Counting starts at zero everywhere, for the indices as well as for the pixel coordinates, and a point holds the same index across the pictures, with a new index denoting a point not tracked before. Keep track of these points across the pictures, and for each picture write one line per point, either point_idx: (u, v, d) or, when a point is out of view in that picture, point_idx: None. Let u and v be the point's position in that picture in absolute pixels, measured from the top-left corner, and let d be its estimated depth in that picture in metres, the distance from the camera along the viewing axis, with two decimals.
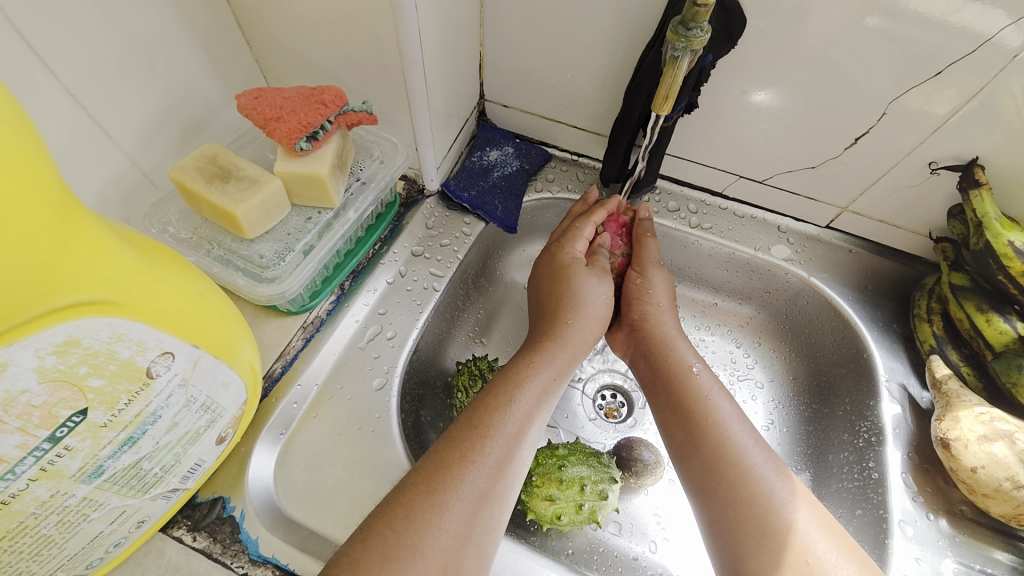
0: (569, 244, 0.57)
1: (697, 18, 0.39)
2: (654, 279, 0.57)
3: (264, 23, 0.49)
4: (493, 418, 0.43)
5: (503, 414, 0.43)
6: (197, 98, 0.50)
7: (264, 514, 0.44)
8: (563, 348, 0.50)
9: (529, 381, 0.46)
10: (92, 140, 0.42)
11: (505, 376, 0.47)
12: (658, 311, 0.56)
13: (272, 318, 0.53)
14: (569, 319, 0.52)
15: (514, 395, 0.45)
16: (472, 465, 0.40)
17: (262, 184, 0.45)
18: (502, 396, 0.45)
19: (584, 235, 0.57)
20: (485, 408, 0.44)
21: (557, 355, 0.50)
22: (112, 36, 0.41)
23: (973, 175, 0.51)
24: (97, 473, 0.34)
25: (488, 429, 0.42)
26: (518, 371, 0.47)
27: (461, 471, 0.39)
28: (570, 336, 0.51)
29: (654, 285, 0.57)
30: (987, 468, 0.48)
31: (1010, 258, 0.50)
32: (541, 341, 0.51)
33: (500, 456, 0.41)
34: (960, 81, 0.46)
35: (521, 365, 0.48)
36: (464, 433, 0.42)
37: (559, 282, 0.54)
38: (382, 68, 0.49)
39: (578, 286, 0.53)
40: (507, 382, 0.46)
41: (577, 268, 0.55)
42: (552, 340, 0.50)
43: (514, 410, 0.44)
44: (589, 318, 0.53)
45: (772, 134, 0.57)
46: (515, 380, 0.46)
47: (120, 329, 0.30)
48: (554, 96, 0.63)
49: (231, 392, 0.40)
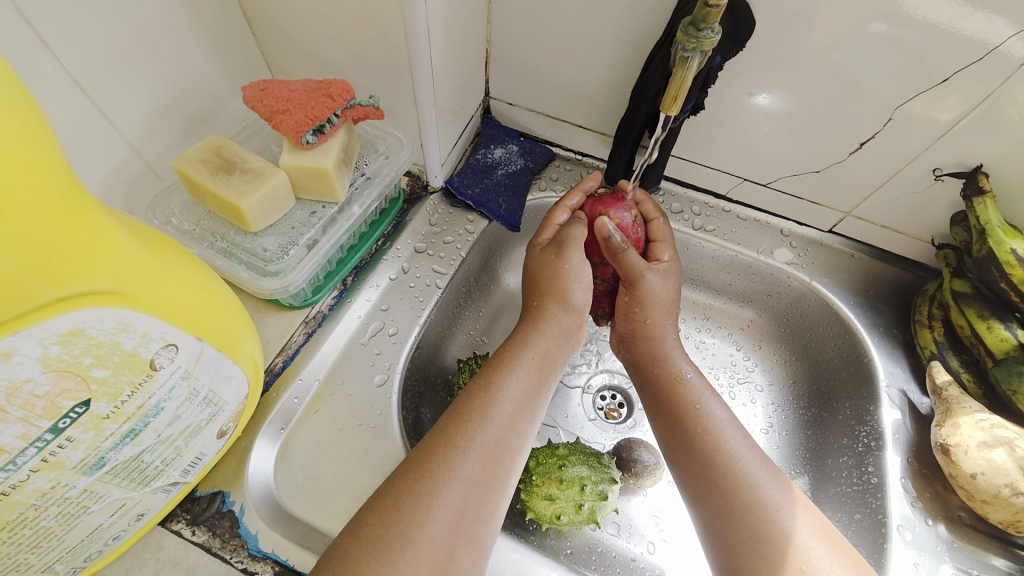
0: (545, 233, 0.57)
1: (708, 19, 0.39)
2: (647, 284, 0.53)
3: (271, 15, 0.49)
4: (476, 403, 0.43)
5: (490, 399, 0.44)
6: (202, 89, 0.50)
7: (264, 509, 0.44)
8: (536, 330, 0.51)
9: (512, 367, 0.47)
10: (96, 129, 0.42)
11: (489, 365, 0.47)
12: (643, 322, 0.54)
13: (274, 312, 0.53)
14: (537, 303, 0.52)
15: (499, 380, 0.45)
16: (458, 451, 0.40)
17: (266, 176, 0.44)
18: (485, 382, 0.45)
19: (557, 223, 0.57)
20: (467, 395, 0.44)
21: (534, 338, 0.50)
22: (118, 24, 0.40)
23: (977, 182, 0.51)
24: (99, 465, 0.33)
25: (472, 415, 0.42)
26: (500, 358, 0.48)
27: (447, 457, 0.39)
28: (544, 319, 0.51)
29: (646, 297, 0.53)
30: (987, 475, 0.48)
31: (1012, 265, 0.51)
32: (522, 329, 0.51)
33: (490, 441, 0.41)
34: (966, 88, 0.46)
35: (504, 352, 0.48)
36: (450, 419, 0.42)
37: (537, 268, 0.54)
38: (389, 62, 0.49)
39: (552, 267, 0.53)
40: (490, 368, 0.47)
41: (540, 253, 0.55)
42: (530, 326, 0.51)
43: (501, 395, 0.44)
44: (569, 305, 0.52)
45: (777, 137, 0.57)
46: (497, 365, 0.47)
47: (125, 320, 0.30)
48: (559, 95, 0.63)
49: (233, 386, 0.39)
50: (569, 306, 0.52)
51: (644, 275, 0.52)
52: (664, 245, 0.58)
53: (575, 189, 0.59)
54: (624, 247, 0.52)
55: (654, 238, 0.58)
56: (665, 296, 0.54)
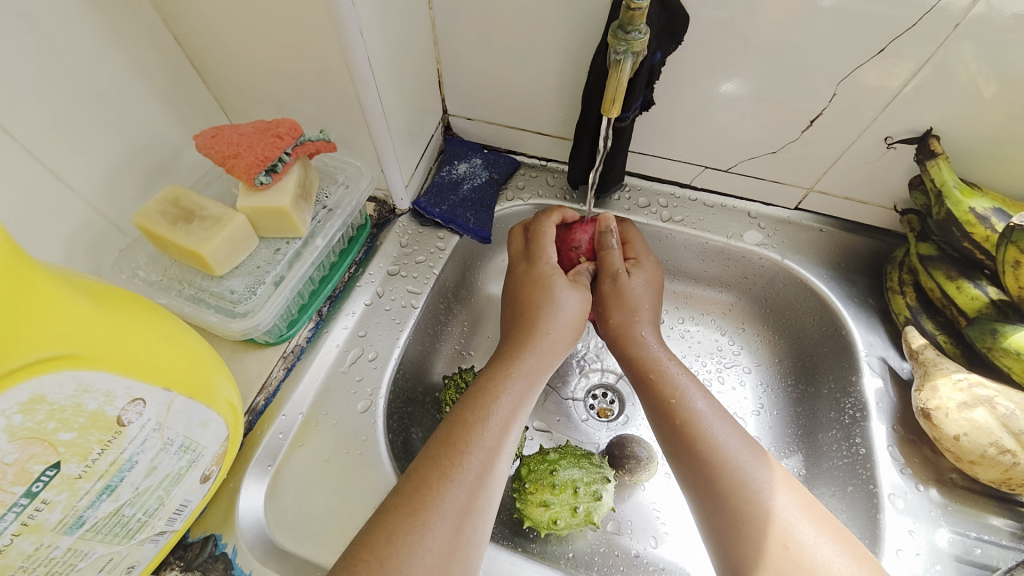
0: (545, 253, 0.57)
1: (634, 20, 0.40)
2: (634, 283, 0.56)
3: (218, 61, 0.50)
4: (471, 434, 0.43)
5: (481, 429, 0.43)
6: (159, 140, 0.51)
7: (257, 547, 0.45)
8: (538, 358, 0.50)
9: (506, 391, 0.47)
10: (55, 194, 0.43)
11: (479, 389, 0.47)
12: (635, 312, 0.55)
13: (251, 351, 0.53)
14: (547, 328, 0.52)
15: (489, 408, 0.45)
16: (452, 483, 0.40)
17: (225, 221, 0.45)
18: (475, 410, 0.45)
19: (550, 237, 0.58)
20: (463, 424, 0.44)
21: (533, 365, 0.49)
22: (66, 90, 0.41)
23: (929, 146, 0.51)
24: (79, 523, 0.34)
25: (467, 445, 0.42)
26: (493, 383, 0.47)
27: (441, 489, 0.40)
28: (547, 347, 0.51)
29: (621, 292, 0.55)
30: (969, 435, 0.48)
31: (973, 224, 0.51)
32: (517, 348, 0.51)
33: (480, 471, 0.42)
34: (905, 56, 0.46)
35: (496, 375, 0.48)
36: (442, 450, 0.42)
37: (534, 291, 0.54)
38: (338, 95, 0.50)
39: (538, 296, 0.54)
40: (480, 395, 0.46)
41: (558, 276, 0.55)
42: (527, 350, 0.50)
43: (490, 425, 0.44)
44: (564, 330, 0.53)
45: (731, 122, 0.57)
46: (491, 393, 0.46)
47: (85, 381, 0.31)
48: (515, 104, 0.63)
49: (211, 430, 0.40)
50: (559, 325, 0.52)
51: (614, 280, 0.56)
52: (633, 243, 0.60)
53: (558, 210, 0.60)
54: (614, 245, 0.57)
55: (626, 240, 0.61)
56: (647, 295, 0.56)
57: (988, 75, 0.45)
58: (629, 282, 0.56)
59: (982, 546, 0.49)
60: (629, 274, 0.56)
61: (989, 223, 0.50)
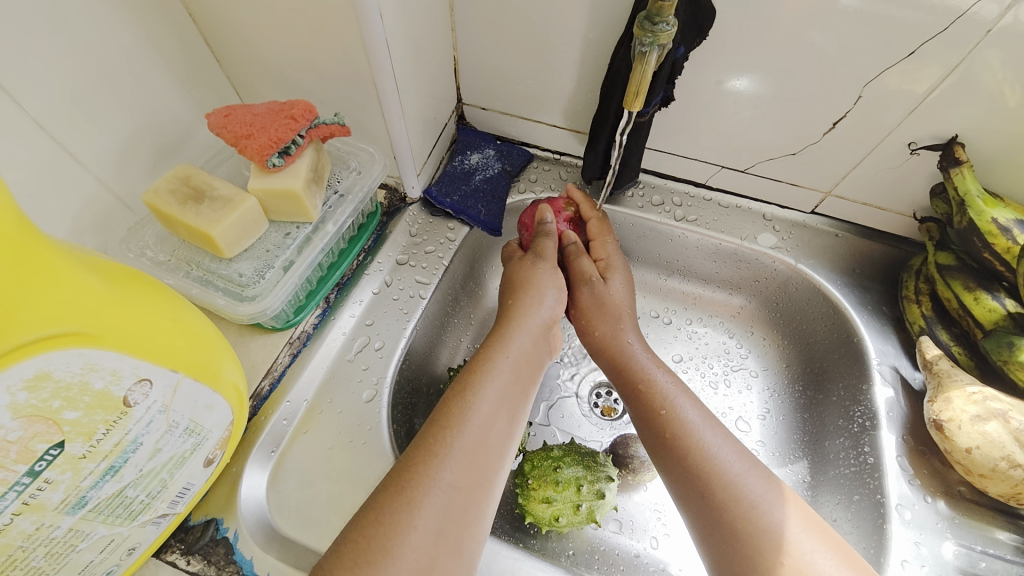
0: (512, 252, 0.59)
1: (662, 12, 0.39)
2: (612, 289, 0.57)
3: (232, 40, 0.49)
4: (456, 410, 0.42)
5: (472, 405, 0.43)
6: (170, 120, 0.50)
7: (258, 532, 0.45)
8: (522, 339, 0.50)
9: (491, 370, 0.45)
10: (65, 169, 0.42)
11: (468, 367, 0.46)
12: (615, 320, 0.55)
13: (257, 335, 0.53)
14: (512, 301, 0.53)
15: (480, 386, 0.44)
16: (437, 458, 0.39)
17: (236, 202, 0.44)
18: (462, 389, 0.44)
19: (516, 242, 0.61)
20: (449, 400, 0.43)
21: (516, 340, 0.49)
22: (76, 63, 0.41)
23: (953, 153, 0.50)
24: (81, 504, 0.34)
25: (453, 422, 0.41)
26: (478, 361, 0.47)
27: (429, 465, 0.39)
28: (522, 319, 0.51)
29: (610, 297, 0.56)
30: (982, 448, 0.48)
31: (994, 235, 0.50)
32: (501, 330, 0.50)
33: (469, 446, 0.41)
34: (935, 60, 0.45)
35: (483, 354, 0.47)
36: (430, 429, 0.41)
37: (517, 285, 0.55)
38: (353, 79, 0.49)
39: (530, 274, 0.54)
40: (466, 373, 0.45)
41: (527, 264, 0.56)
42: (511, 328, 0.50)
43: (480, 401, 0.43)
44: (537, 312, 0.52)
45: (750, 121, 0.56)
46: (472, 369, 0.46)
47: (92, 360, 0.30)
48: (531, 96, 0.63)
49: (216, 414, 0.40)
50: (540, 318, 0.52)
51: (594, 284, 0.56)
52: (602, 243, 0.60)
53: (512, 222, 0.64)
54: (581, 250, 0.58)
55: (594, 238, 0.61)
56: (626, 299, 0.57)
57: (1013, 82, 0.44)
58: (607, 289, 0.56)
59: (987, 560, 0.49)
60: (605, 281, 0.57)
61: (1010, 234, 0.50)
